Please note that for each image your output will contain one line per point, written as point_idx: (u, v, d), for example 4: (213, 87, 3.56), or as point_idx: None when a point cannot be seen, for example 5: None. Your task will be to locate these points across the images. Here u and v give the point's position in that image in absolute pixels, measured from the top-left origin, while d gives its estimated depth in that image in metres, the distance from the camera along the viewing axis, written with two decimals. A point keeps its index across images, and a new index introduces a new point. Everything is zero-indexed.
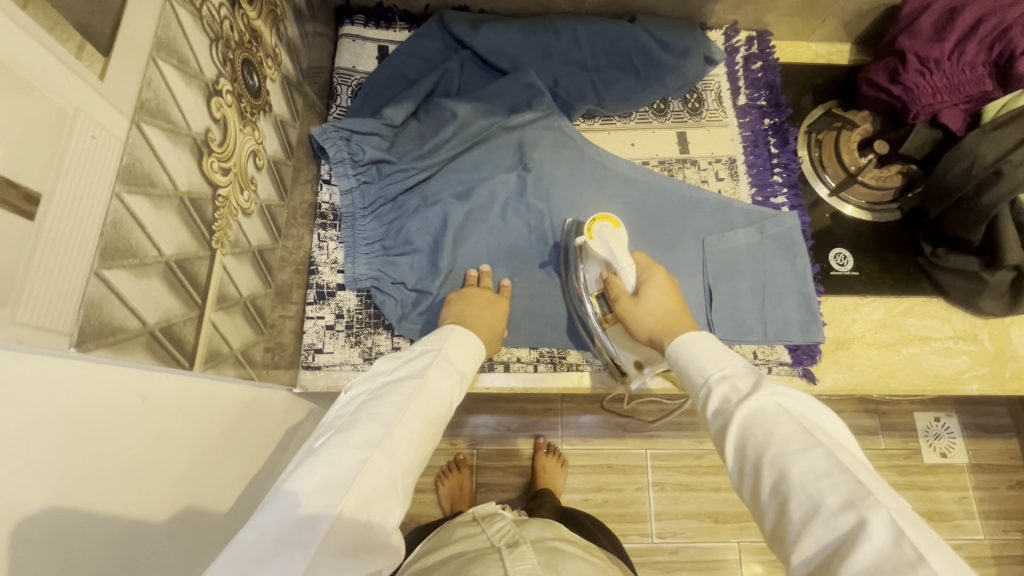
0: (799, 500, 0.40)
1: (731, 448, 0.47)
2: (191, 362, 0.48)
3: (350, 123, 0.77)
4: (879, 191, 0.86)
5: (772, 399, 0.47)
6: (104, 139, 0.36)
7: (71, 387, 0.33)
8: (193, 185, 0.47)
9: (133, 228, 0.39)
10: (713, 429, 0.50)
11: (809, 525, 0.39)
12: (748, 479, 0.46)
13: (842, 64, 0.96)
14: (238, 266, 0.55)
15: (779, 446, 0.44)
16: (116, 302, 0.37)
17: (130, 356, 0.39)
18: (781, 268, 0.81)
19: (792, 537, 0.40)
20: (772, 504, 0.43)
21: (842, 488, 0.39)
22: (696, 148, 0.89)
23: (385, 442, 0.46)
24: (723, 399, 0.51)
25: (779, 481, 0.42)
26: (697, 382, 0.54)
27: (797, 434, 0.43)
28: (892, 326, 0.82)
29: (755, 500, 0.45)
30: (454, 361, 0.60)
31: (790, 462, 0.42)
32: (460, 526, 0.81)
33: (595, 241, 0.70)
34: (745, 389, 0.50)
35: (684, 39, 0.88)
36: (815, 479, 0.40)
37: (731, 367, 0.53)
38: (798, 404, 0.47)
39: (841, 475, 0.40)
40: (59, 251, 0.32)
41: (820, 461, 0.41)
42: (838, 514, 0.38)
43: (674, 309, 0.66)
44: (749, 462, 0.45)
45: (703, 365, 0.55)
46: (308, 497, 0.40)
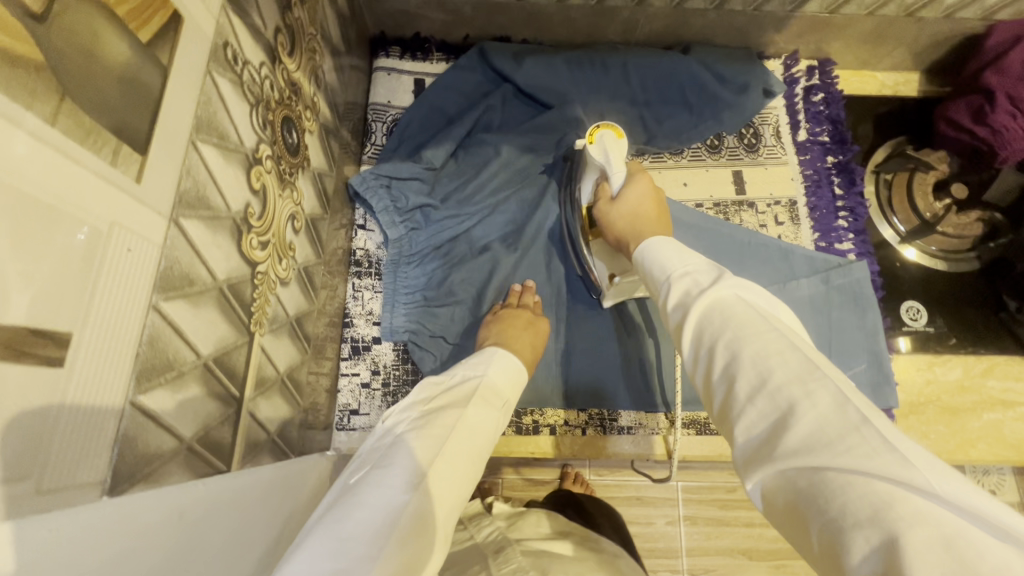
0: (744, 381, 0.34)
1: (683, 338, 0.40)
2: (229, 462, 0.43)
3: (388, 168, 0.73)
4: (957, 239, 0.80)
5: (732, 291, 0.39)
6: (141, 249, 0.31)
7: None
8: (232, 270, 0.42)
9: (170, 339, 0.35)
10: (672, 323, 0.42)
11: (753, 400, 0.34)
12: (697, 364, 0.39)
13: (911, 95, 0.88)
14: (275, 341, 0.51)
15: (733, 329, 0.37)
16: (151, 428, 0.33)
17: (168, 480, 0.35)
18: (849, 324, 0.75)
19: (736, 420, 0.34)
20: (719, 390, 0.36)
21: (794, 365, 0.33)
22: (753, 189, 0.82)
23: (423, 481, 0.42)
24: (682, 292, 0.42)
25: (729, 365, 0.36)
26: (659, 279, 0.46)
27: (757, 320, 0.37)
28: (971, 389, 0.75)
29: (705, 391, 0.39)
30: (498, 389, 0.56)
31: (741, 345, 0.36)
32: None
33: (594, 147, 0.64)
34: (705, 281, 0.42)
35: (743, 71, 0.82)
36: (766, 356, 0.34)
37: (694, 262, 0.44)
38: (761, 297, 0.39)
39: (793, 351, 0.34)
40: (94, 389, 0.28)
41: (772, 340, 0.35)
42: (784, 391, 0.32)
43: (650, 214, 0.57)
44: (703, 350, 0.38)
45: (667, 264, 0.45)
46: (344, 543, 0.36)
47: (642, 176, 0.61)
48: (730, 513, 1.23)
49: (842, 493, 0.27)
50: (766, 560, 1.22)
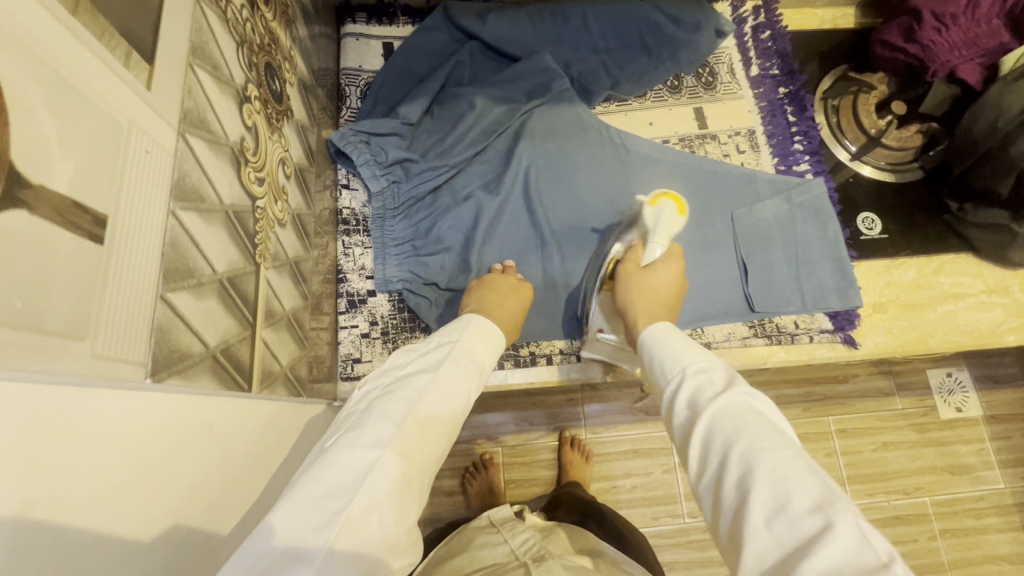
0: (760, 502, 0.35)
1: (695, 443, 0.41)
2: (248, 383, 0.45)
3: (367, 125, 0.75)
4: (900, 151, 0.86)
5: (744, 397, 0.42)
6: (156, 153, 0.33)
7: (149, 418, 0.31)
8: (236, 197, 0.44)
9: (189, 246, 0.37)
10: (677, 427, 0.44)
11: (769, 524, 0.34)
12: (709, 474, 0.40)
13: (849, 28, 0.95)
14: (279, 280, 0.53)
15: (747, 441, 0.38)
16: (181, 326, 0.35)
17: (198, 381, 0.37)
18: (812, 236, 0.80)
19: (744, 541, 0.35)
20: (729, 510, 0.37)
21: (810, 489, 0.35)
22: (715, 123, 0.88)
23: (396, 439, 0.42)
24: (694, 392, 0.45)
25: (743, 480, 0.37)
26: (669, 374, 0.48)
27: (769, 434, 0.39)
28: (925, 286, 0.82)
29: (713, 509, 0.39)
30: (472, 353, 0.55)
31: (758, 463, 0.37)
32: (478, 531, 0.78)
33: (653, 210, 0.70)
34: (720, 382, 0.44)
35: (695, 13, 0.87)
36: (784, 478, 0.35)
37: (708, 361, 0.47)
38: (769, 410, 0.42)
39: (809, 475, 0.35)
40: (129, 272, 0.30)
41: (788, 460, 0.37)
42: (805, 517, 0.33)
43: (665, 298, 0.63)
44: (715, 457, 0.40)
45: (681, 358, 0.49)
46: (317, 500, 0.37)
47: (677, 262, 0.66)
48: None
49: None
50: None
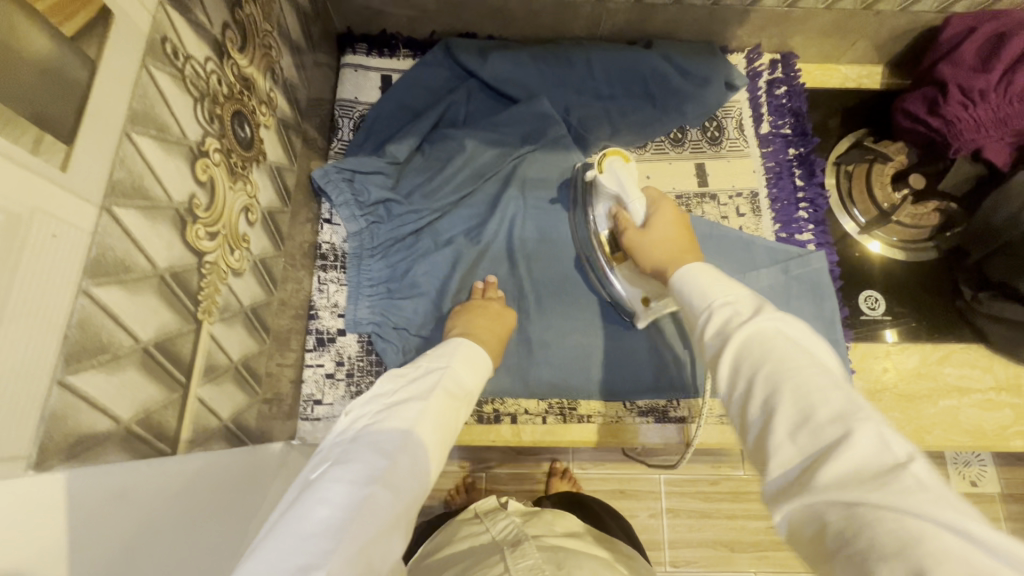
0: (786, 415, 0.36)
1: (724, 366, 0.41)
2: (175, 446, 0.45)
3: (352, 163, 0.75)
4: (913, 229, 0.81)
5: (772, 322, 0.41)
6: (66, 235, 0.33)
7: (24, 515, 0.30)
8: (176, 259, 0.44)
9: (105, 323, 0.36)
10: (708, 355, 0.44)
11: (793, 435, 0.35)
12: (737, 397, 0.40)
13: (873, 88, 0.90)
14: (227, 330, 0.52)
15: (774, 362, 0.38)
16: (83, 407, 0.34)
17: (102, 459, 0.36)
18: (806, 314, 0.76)
19: (770, 451, 0.35)
20: (756, 424, 0.37)
21: (834, 402, 0.35)
22: (716, 181, 0.84)
23: (387, 474, 0.42)
24: (723, 322, 0.44)
25: (768, 398, 0.37)
26: (698, 311, 0.48)
27: (797, 354, 0.38)
28: (928, 376, 0.77)
29: (742, 425, 0.39)
30: (459, 382, 0.55)
31: (781, 380, 0.37)
32: (461, 523, 0.75)
33: (606, 174, 0.69)
34: (747, 313, 0.44)
35: (704, 65, 0.83)
36: (810, 390, 0.36)
37: (738, 296, 0.46)
38: (800, 331, 0.41)
39: (834, 388, 0.36)
40: (17, 366, 0.30)
41: (817, 376, 0.37)
42: (828, 426, 0.34)
43: (679, 239, 0.63)
44: (740, 380, 0.40)
45: (707, 295, 0.48)
46: (302, 540, 0.37)
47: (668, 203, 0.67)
48: (713, 504, 1.28)
49: (875, 525, 0.28)
50: (749, 551, 1.26)
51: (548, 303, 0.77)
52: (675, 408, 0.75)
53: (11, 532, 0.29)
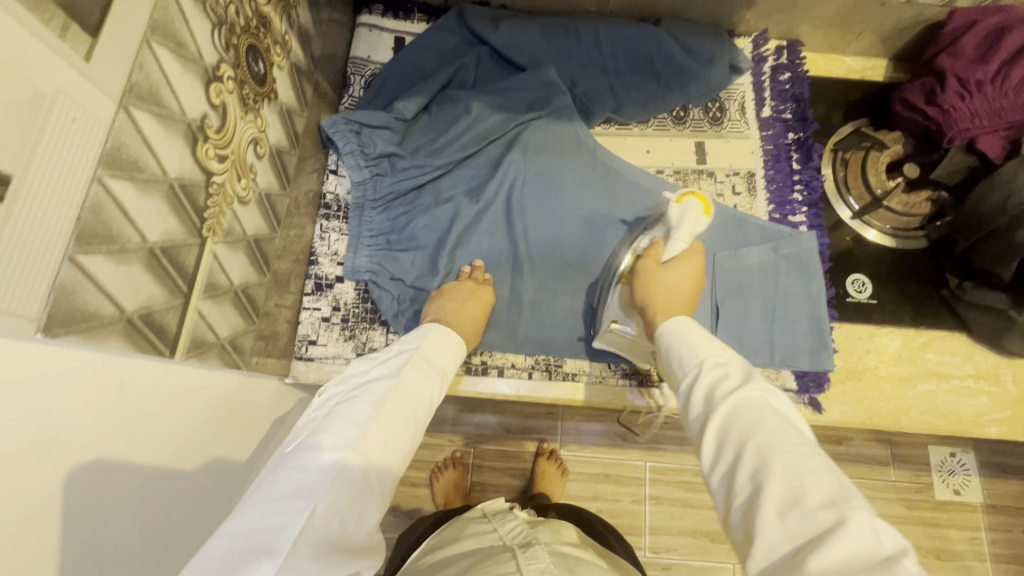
0: (776, 493, 0.37)
1: (713, 437, 0.43)
2: (172, 350, 0.47)
3: (360, 116, 0.77)
4: (905, 217, 0.82)
5: (759, 392, 0.45)
6: (86, 121, 0.35)
7: (25, 372, 0.32)
8: (186, 171, 0.46)
9: (115, 214, 0.38)
10: (694, 419, 0.47)
11: (782, 515, 0.36)
12: (723, 468, 0.42)
13: (876, 80, 0.91)
14: (229, 254, 0.55)
15: (764, 435, 0.41)
16: (91, 287, 0.37)
17: (103, 342, 0.39)
18: (794, 291, 0.78)
19: (758, 528, 0.37)
20: (740, 500, 0.39)
21: (824, 485, 0.37)
22: (714, 159, 0.85)
23: (359, 442, 0.44)
24: (713, 381, 0.48)
25: (757, 474, 0.39)
26: (682, 371, 0.51)
27: (785, 429, 0.41)
28: (908, 360, 0.78)
29: (726, 499, 0.41)
30: (431, 361, 0.56)
31: (771, 455, 0.39)
32: (470, 522, 0.84)
33: (678, 210, 0.69)
34: (735, 377, 0.47)
35: (710, 45, 0.85)
36: (800, 471, 0.38)
37: (710, 358, 0.50)
38: (784, 406, 0.44)
39: (824, 472, 0.37)
40: (33, 232, 0.32)
41: (805, 458, 0.39)
42: (819, 511, 0.35)
43: (690, 290, 0.66)
44: (728, 451, 0.42)
45: (697, 352, 0.51)
46: (276, 501, 0.38)
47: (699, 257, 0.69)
48: (695, 494, 1.30)
49: None
50: (728, 543, 1.28)
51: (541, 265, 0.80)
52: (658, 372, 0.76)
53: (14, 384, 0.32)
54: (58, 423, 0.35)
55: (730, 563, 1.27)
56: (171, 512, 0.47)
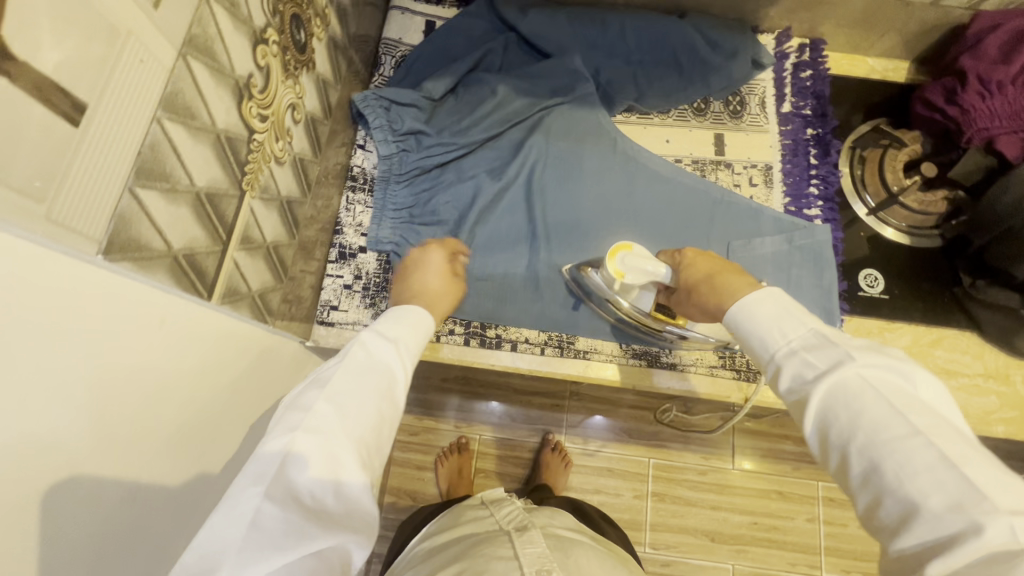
0: (896, 495, 0.39)
1: (813, 429, 0.45)
2: (209, 293, 0.50)
3: (391, 93, 0.81)
4: (920, 215, 0.83)
5: (857, 374, 0.44)
6: (150, 64, 0.38)
7: (83, 289, 0.35)
8: (231, 124, 0.49)
9: (169, 154, 0.41)
10: (790, 406, 0.48)
11: (908, 515, 0.38)
12: (835, 459, 0.44)
13: (897, 82, 0.92)
14: (264, 210, 0.58)
15: (869, 435, 0.41)
16: (144, 220, 0.39)
17: (151, 275, 0.41)
18: (806, 282, 0.79)
19: (889, 527, 0.39)
20: (863, 494, 0.41)
21: (948, 486, 0.37)
22: (733, 151, 0.87)
23: (306, 423, 0.44)
24: (796, 375, 0.47)
25: (871, 471, 0.41)
26: (764, 356, 0.50)
27: (892, 422, 0.41)
28: (918, 356, 0.79)
29: (843, 480, 0.43)
30: (389, 332, 0.56)
31: (882, 453, 0.40)
32: (468, 508, 0.84)
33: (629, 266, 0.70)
34: (820, 364, 0.46)
35: (734, 39, 0.86)
36: (914, 472, 0.38)
37: (799, 338, 0.48)
38: (887, 378, 0.43)
39: (943, 469, 0.37)
40: (100, 159, 0.34)
41: (917, 453, 0.39)
42: (946, 516, 0.36)
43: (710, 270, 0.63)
44: (837, 446, 0.43)
45: (770, 338, 0.50)
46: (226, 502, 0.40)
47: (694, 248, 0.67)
48: (697, 493, 1.30)
49: None
50: (729, 544, 1.28)
51: (558, 245, 0.82)
52: (667, 355, 0.78)
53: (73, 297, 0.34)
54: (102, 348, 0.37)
55: (730, 563, 1.27)
56: (188, 463, 0.48)
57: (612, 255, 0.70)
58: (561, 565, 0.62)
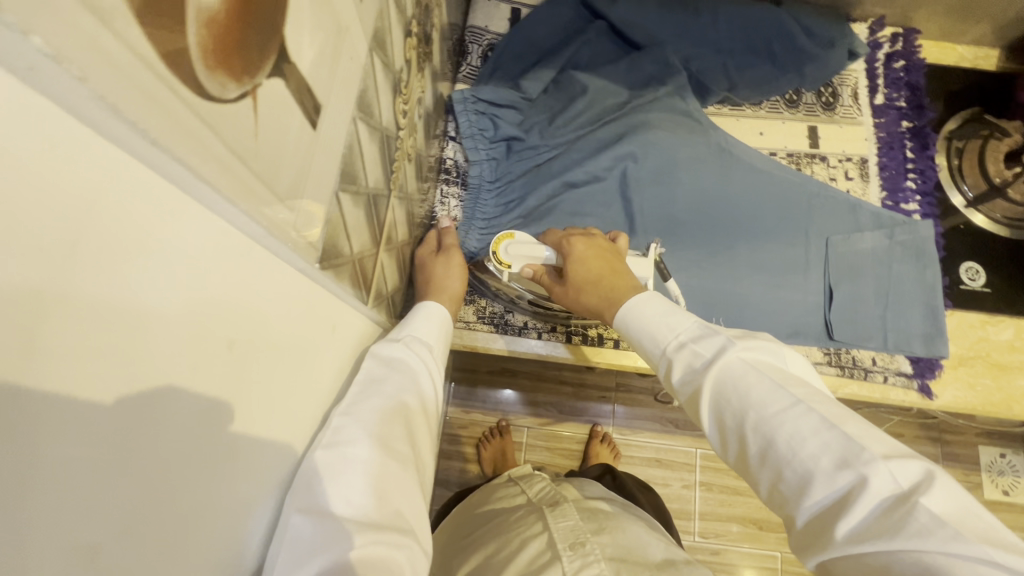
0: (790, 467, 0.40)
1: (708, 417, 0.46)
2: (365, 297, 0.48)
3: (488, 94, 0.81)
4: (1022, 206, 0.83)
5: (738, 355, 0.45)
6: (354, 62, 0.36)
7: (293, 296, 0.33)
8: (388, 122, 0.47)
9: (357, 158, 0.39)
10: (685, 399, 0.48)
11: (805, 486, 0.39)
12: (734, 442, 0.45)
13: (988, 70, 0.90)
14: (399, 209, 0.56)
15: (757, 410, 0.42)
16: (342, 228, 0.38)
17: (339, 282, 0.40)
18: (908, 277, 0.79)
19: (792, 503, 0.40)
20: (763, 473, 0.42)
21: (832, 445, 0.39)
22: (827, 144, 0.86)
23: (335, 437, 0.41)
24: (687, 366, 0.48)
25: (766, 448, 0.42)
26: (655, 352, 0.51)
27: (777, 392, 0.42)
28: (1022, 350, 0.77)
29: (743, 468, 0.44)
30: (419, 335, 0.56)
31: (773, 428, 0.41)
32: (498, 486, 0.84)
33: (511, 258, 0.66)
34: (706, 351, 0.47)
35: (832, 29, 0.84)
36: (802, 438, 0.40)
37: (686, 330, 0.50)
38: (766, 353, 0.46)
39: (826, 431, 0.39)
40: (322, 164, 0.33)
41: (802, 420, 0.40)
42: (837, 475, 0.38)
43: (602, 269, 0.61)
44: (734, 429, 0.44)
45: (659, 335, 0.51)
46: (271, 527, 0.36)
47: (582, 239, 0.64)
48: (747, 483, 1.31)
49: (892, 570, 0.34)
50: (777, 532, 1.29)
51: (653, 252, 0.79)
52: None
53: (288, 303, 0.33)
54: (295, 354, 0.35)
55: (778, 551, 1.28)
56: None
57: (496, 248, 0.67)
58: (596, 535, 0.61)
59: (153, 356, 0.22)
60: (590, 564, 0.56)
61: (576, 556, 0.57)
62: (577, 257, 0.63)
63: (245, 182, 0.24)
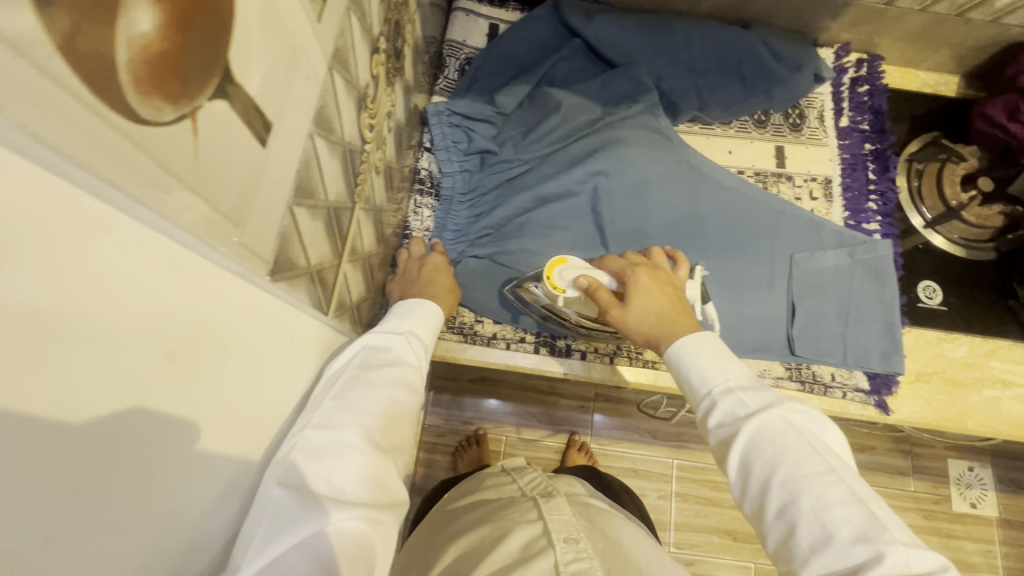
0: (809, 530, 0.42)
1: (733, 463, 0.47)
2: (326, 307, 0.49)
3: (463, 108, 0.83)
4: (976, 228, 0.86)
5: (783, 415, 0.47)
6: (311, 80, 0.37)
7: (244, 308, 0.34)
8: (353, 136, 0.48)
9: (316, 172, 0.40)
10: (715, 441, 0.50)
11: (818, 551, 0.41)
12: (754, 494, 0.46)
13: (949, 95, 0.94)
14: (366, 220, 0.57)
15: (788, 468, 0.45)
16: (296, 239, 0.38)
17: (295, 293, 0.40)
18: (867, 296, 0.82)
19: (798, 562, 0.42)
20: (777, 528, 0.44)
21: (856, 519, 0.41)
22: (793, 164, 0.88)
23: (318, 420, 0.45)
24: (728, 412, 0.50)
25: (787, 506, 0.44)
26: (699, 393, 0.52)
27: (812, 458, 0.45)
28: (976, 366, 0.80)
29: (755, 518, 0.46)
30: (415, 332, 0.59)
31: (801, 487, 0.43)
32: (489, 476, 0.84)
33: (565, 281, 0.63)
34: (754, 404, 0.49)
35: (799, 53, 0.87)
36: (828, 505, 0.42)
37: (737, 378, 0.51)
38: (805, 420, 0.49)
39: (855, 505, 0.42)
40: (273, 178, 0.33)
41: (833, 488, 0.43)
42: (853, 546, 0.40)
43: (666, 304, 0.60)
44: (757, 481, 0.46)
45: (708, 377, 0.52)
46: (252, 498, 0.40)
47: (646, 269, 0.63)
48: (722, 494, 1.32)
49: None
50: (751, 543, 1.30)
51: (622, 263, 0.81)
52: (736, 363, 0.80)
53: (239, 314, 0.33)
54: (246, 365, 0.36)
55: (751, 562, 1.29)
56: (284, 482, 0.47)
57: (547, 273, 0.64)
58: (589, 531, 0.61)
59: (89, 370, 0.22)
60: (582, 559, 0.56)
61: (569, 549, 0.57)
62: (643, 290, 0.61)
63: (181, 199, 0.25)
